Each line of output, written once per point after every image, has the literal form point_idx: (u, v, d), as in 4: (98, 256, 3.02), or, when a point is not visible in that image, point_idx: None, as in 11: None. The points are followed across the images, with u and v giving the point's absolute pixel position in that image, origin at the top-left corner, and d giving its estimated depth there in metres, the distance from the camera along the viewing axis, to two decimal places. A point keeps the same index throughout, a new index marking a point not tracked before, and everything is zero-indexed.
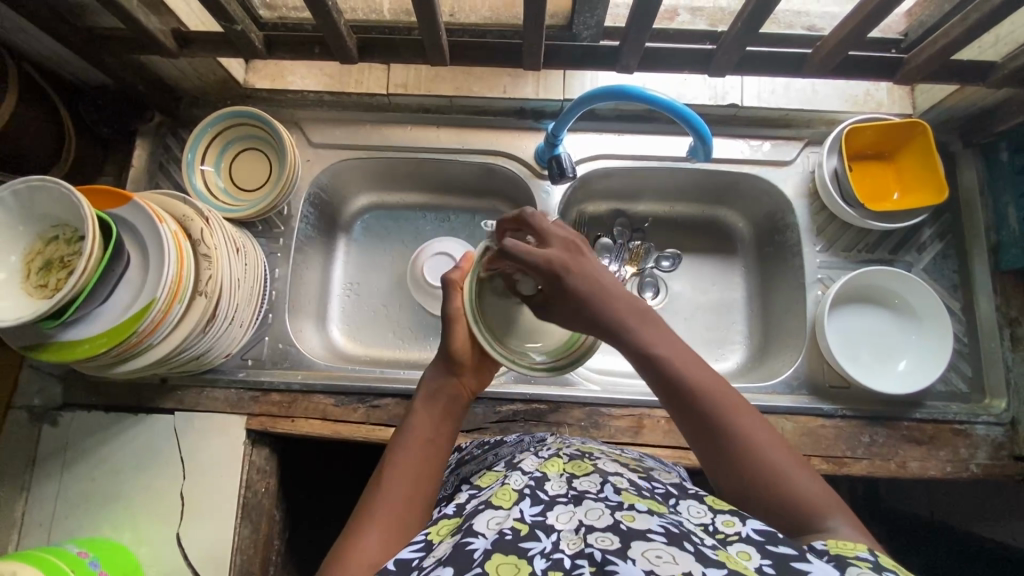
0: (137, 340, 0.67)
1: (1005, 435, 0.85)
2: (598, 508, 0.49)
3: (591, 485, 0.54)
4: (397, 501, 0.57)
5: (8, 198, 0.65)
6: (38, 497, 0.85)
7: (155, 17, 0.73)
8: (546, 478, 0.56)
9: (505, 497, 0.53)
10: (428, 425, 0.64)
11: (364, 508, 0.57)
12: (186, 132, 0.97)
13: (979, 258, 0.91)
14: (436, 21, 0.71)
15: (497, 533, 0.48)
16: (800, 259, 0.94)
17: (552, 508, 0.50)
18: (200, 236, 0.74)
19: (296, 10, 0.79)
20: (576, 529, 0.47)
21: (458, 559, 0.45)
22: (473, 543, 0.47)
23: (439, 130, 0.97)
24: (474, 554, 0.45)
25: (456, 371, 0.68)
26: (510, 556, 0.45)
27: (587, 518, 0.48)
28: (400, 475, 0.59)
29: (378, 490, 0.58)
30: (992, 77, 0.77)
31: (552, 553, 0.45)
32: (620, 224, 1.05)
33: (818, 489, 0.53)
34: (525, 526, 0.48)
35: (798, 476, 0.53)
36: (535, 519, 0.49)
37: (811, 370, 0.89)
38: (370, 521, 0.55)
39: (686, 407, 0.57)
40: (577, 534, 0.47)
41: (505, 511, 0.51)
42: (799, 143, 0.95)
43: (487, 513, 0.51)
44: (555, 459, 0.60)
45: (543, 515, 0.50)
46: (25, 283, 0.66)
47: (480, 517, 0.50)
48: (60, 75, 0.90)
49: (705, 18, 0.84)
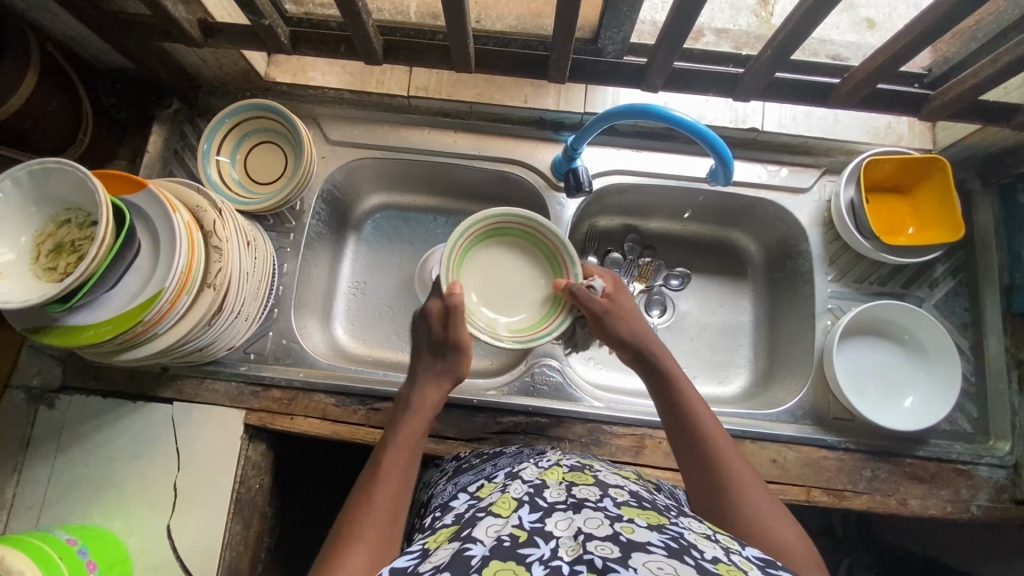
0: (143, 329, 0.67)
1: (1008, 478, 0.85)
2: (597, 518, 0.49)
3: (591, 494, 0.54)
4: (384, 519, 0.56)
5: (23, 177, 0.64)
6: (29, 480, 0.84)
7: (181, 5, 0.72)
8: (546, 486, 0.55)
9: (504, 505, 0.52)
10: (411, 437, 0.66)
11: (346, 529, 0.55)
12: (203, 120, 0.96)
13: (992, 299, 0.90)
14: (465, 29, 0.71)
15: (496, 540, 0.47)
16: (811, 287, 0.93)
17: (551, 515, 0.50)
18: (211, 227, 0.73)
19: (323, 7, 0.79)
20: (575, 536, 0.47)
21: (456, 565, 0.44)
22: (471, 549, 0.46)
23: (457, 135, 0.96)
24: (472, 560, 0.44)
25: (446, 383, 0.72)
26: (508, 563, 0.44)
27: (586, 526, 0.47)
28: (389, 490, 0.59)
29: (366, 508, 0.57)
30: (1017, 119, 0.77)
31: (551, 560, 0.44)
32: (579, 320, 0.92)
33: (800, 545, 0.53)
34: (524, 532, 0.48)
35: (780, 525, 0.54)
36: (535, 526, 0.48)
37: (816, 401, 0.88)
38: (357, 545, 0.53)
39: (688, 436, 0.62)
40: (576, 540, 0.46)
41: (504, 518, 0.50)
42: (816, 171, 0.94)
43: (487, 520, 0.50)
44: (555, 468, 0.60)
45: (542, 522, 0.49)
46: (33, 265, 0.65)
47: (480, 523, 0.50)
48: (83, 56, 0.90)
49: (730, 41, 0.86)
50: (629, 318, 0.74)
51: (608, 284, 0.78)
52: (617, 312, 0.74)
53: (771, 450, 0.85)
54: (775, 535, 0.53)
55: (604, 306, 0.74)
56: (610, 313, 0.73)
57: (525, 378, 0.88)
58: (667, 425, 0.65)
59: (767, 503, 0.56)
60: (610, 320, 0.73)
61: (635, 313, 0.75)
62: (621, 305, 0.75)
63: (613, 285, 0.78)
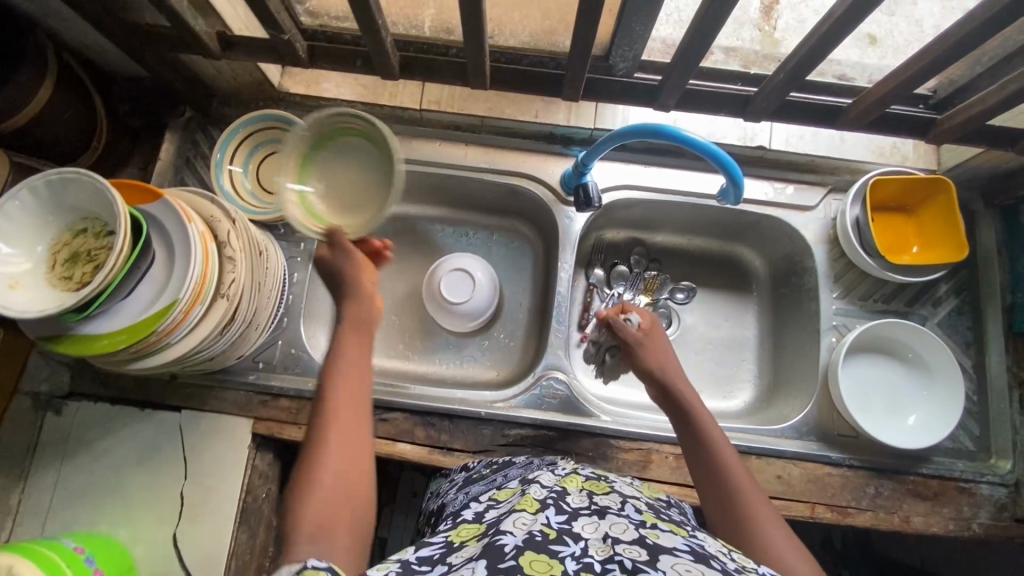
0: (156, 339, 0.67)
1: (1009, 497, 0.86)
2: (623, 523, 0.50)
3: (612, 502, 0.55)
4: (347, 469, 0.57)
5: (40, 187, 0.65)
6: (36, 487, 0.84)
7: (201, 18, 0.73)
8: (567, 492, 0.56)
9: (529, 504, 0.53)
10: (355, 372, 0.63)
11: (308, 483, 0.55)
12: (215, 129, 0.97)
13: (994, 318, 0.91)
14: (481, 48, 0.72)
15: (526, 533, 0.47)
16: (816, 303, 0.94)
17: (577, 519, 0.50)
18: (226, 237, 0.74)
19: (339, 19, 0.80)
20: (603, 538, 0.47)
21: (490, 552, 0.45)
22: (503, 539, 0.46)
23: (468, 148, 0.97)
24: (505, 548, 0.45)
25: (361, 296, 0.67)
26: (541, 555, 0.44)
27: (612, 531, 0.48)
28: (342, 436, 0.58)
29: (322, 459, 0.56)
30: (1021, 144, 0.78)
31: (582, 557, 0.45)
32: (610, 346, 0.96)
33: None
34: (552, 531, 0.48)
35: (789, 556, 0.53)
36: (563, 526, 0.49)
37: (820, 417, 0.89)
38: (322, 500, 0.54)
39: (704, 467, 0.63)
40: (604, 543, 0.47)
41: (532, 515, 0.50)
42: (822, 189, 0.95)
43: (514, 516, 0.51)
44: (573, 476, 0.61)
45: (569, 523, 0.49)
46: (49, 274, 0.65)
47: (506, 519, 0.50)
48: (98, 64, 0.91)
49: (738, 59, 0.88)
50: (657, 353, 0.75)
51: (645, 321, 0.79)
52: (647, 346, 0.75)
53: (776, 466, 0.86)
54: (785, 564, 0.52)
55: (638, 337, 0.76)
56: (644, 345, 0.75)
57: (533, 391, 0.88)
58: (685, 452, 0.66)
59: (777, 535, 0.55)
60: (643, 352, 0.74)
61: (664, 348, 0.76)
62: (650, 339, 0.76)
63: (649, 321, 0.79)
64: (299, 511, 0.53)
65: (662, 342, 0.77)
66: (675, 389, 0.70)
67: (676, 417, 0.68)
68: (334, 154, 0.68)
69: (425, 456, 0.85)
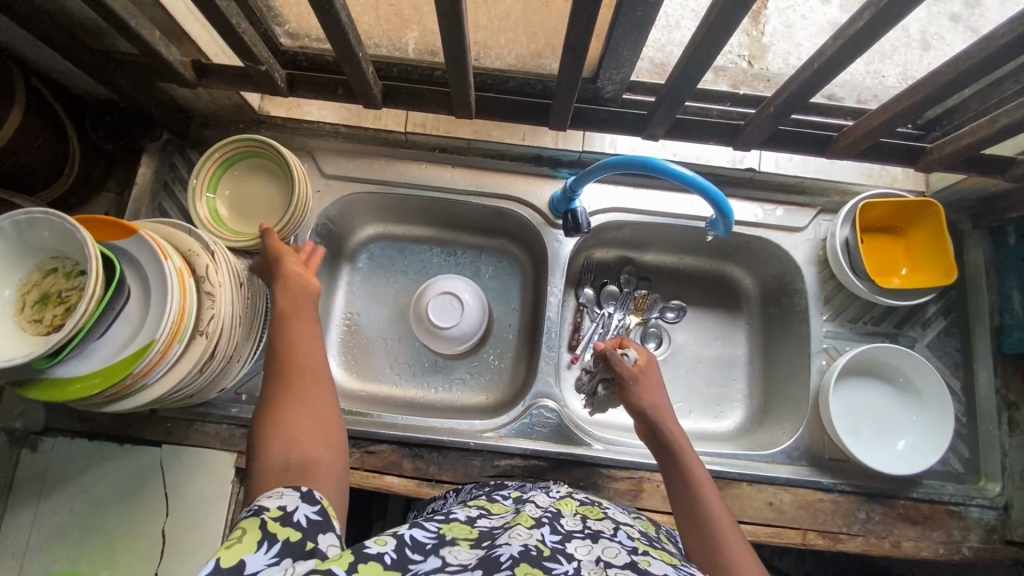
0: (132, 382, 0.64)
1: (998, 519, 0.86)
2: (615, 548, 0.49)
3: (606, 526, 0.54)
4: (308, 379, 0.59)
5: (8, 227, 0.62)
6: (10, 527, 0.81)
7: (174, 47, 0.71)
8: (562, 514, 0.55)
9: (524, 520, 0.51)
10: (305, 311, 0.66)
11: (274, 401, 0.57)
12: (194, 152, 0.95)
13: (982, 340, 0.92)
14: (467, 77, 0.70)
15: (522, 546, 0.45)
16: (806, 326, 0.94)
17: (570, 541, 0.49)
18: (205, 272, 0.71)
19: (319, 41, 0.75)
20: (595, 561, 0.46)
21: (486, 562, 0.42)
22: (500, 550, 0.44)
23: (455, 171, 0.95)
24: (501, 559, 0.43)
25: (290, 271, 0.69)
26: (535, 569, 0.42)
27: (604, 554, 0.47)
28: (299, 361, 0.60)
29: (285, 381, 0.59)
30: (1010, 171, 0.77)
31: None
32: (603, 379, 0.85)
33: None
34: (547, 548, 0.46)
35: None
36: (557, 545, 0.47)
37: (811, 441, 0.88)
38: (287, 413, 0.56)
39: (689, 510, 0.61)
40: (597, 565, 0.45)
41: (527, 530, 0.49)
42: (812, 211, 0.95)
43: (510, 530, 0.48)
44: (567, 499, 0.60)
45: (562, 543, 0.48)
46: (19, 316, 0.63)
47: (502, 533, 0.48)
48: (69, 87, 0.88)
49: (728, 79, 0.88)
50: (649, 392, 0.74)
51: (641, 357, 0.78)
52: (641, 382, 0.75)
53: (767, 492, 0.85)
54: None
55: (633, 372, 0.75)
56: (639, 380, 0.75)
57: (524, 420, 0.87)
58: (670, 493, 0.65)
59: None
60: (635, 389, 0.74)
61: (657, 387, 0.75)
62: (645, 375, 0.76)
63: (646, 358, 0.78)
64: (266, 428, 0.55)
65: (657, 383, 0.75)
66: (664, 428, 0.70)
67: (666, 458, 0.68)
68: (245, 174, 0.85)
69: (412, 489, 0.83)
